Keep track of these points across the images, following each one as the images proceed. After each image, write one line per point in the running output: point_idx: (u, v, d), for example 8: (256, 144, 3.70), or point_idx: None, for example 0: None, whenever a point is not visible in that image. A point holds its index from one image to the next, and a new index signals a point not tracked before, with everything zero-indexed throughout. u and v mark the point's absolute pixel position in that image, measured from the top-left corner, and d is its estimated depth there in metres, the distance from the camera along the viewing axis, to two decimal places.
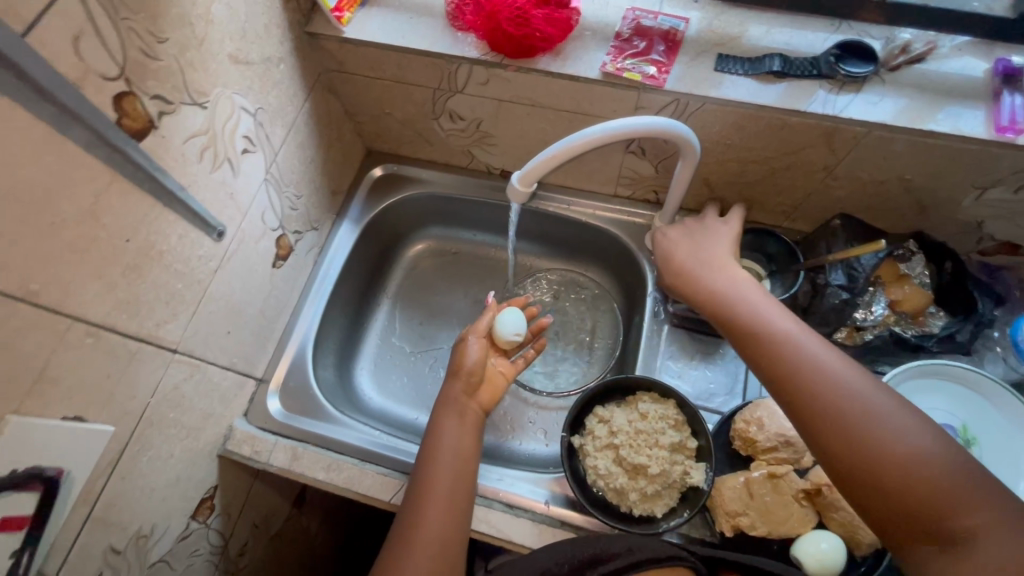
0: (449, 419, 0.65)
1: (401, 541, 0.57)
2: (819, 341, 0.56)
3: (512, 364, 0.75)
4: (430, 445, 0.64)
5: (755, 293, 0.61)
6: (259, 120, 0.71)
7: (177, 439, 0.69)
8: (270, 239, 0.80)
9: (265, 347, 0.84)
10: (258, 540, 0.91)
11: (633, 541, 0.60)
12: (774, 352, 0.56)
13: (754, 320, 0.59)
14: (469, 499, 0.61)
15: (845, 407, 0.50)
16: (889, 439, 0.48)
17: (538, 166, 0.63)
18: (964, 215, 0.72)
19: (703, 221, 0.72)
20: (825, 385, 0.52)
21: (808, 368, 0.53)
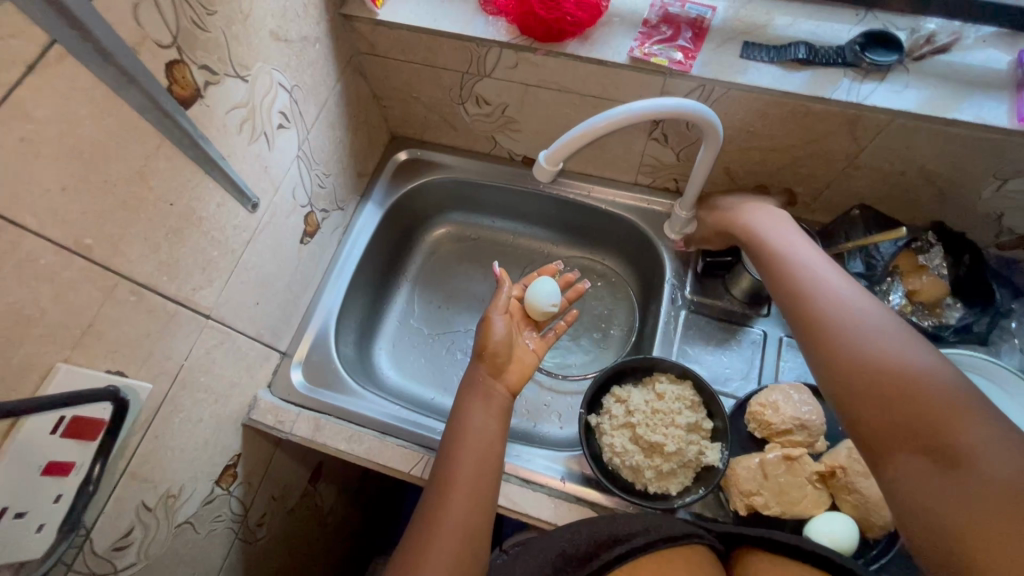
0: (476, 396, 0.67)
1: (427, 523, 0.59)
2: (843, 280, 0.60)
3: (540, 344, 0.76)
4: (457, 430, 0.65)
5: (789, 241, 0.66)
6: (294, 96, 0.74)
7: (206, 404, 0.71)
8: (300, 215, 0.82)
9: (290, 321, 0.86)
10: (275, 511, 0.93)
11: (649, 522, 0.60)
12: (802, 285, 0.61)
13: (782, 260, 0.65)
14: (493, 480, 0.63)
15: (857, 327, 0.54)
16: (894, 357, 0.50)
17: (569, 142, 0.64)
18: (984, 207, 0.73)
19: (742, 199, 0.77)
20: (838, 311, 0.56)
21: (831, 298, 0.58)
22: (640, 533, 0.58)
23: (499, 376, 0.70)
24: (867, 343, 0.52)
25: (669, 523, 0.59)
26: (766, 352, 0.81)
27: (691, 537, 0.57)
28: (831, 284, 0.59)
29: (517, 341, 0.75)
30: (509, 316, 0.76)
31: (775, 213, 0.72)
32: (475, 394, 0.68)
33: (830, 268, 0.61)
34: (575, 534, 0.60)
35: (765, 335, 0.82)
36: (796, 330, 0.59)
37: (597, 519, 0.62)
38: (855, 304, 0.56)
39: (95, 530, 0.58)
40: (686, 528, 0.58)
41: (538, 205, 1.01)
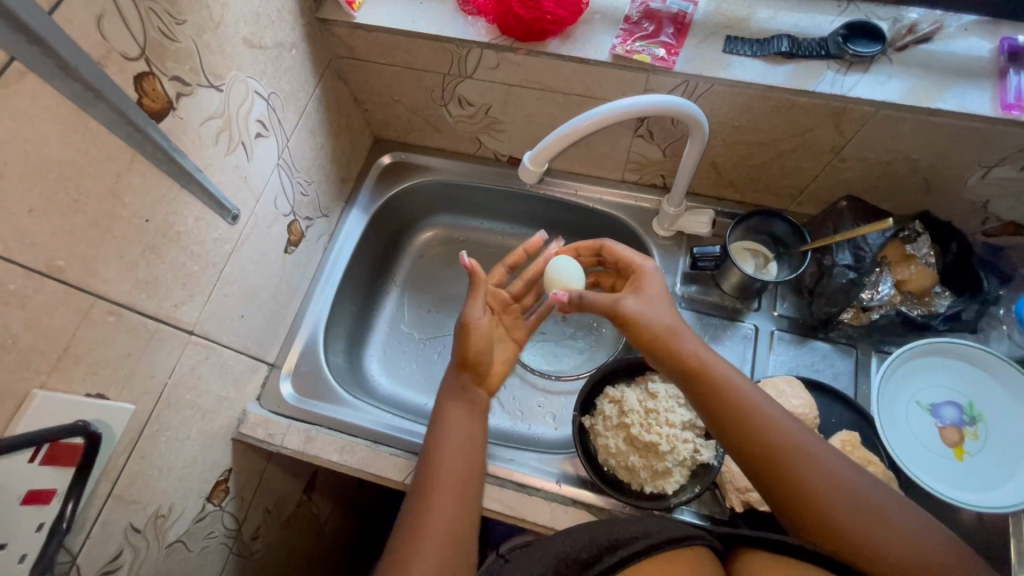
0: (456, 409, 0.67)
1: (407, 542, 0.56)
2: (775, 409, 0.58)
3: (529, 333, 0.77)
4: (439, 438, 0.64)
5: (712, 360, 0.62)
6: (272, 104, 0.72)
7: (193, 421, 0.70)
8: (283, 224, 0.80)
9: (278, 332, 0.85)
10: (270, 524, 0.93)
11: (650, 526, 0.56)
12: (745, 421, 0.57)
13: (716, 388, 0.60)
14: (474, 492, 0.62)
15: (814, 472, 0.53)
16: (854, 500, 0.52)
17: (549, 145, 0.61)
18: (969, 195, 0.73)
19: (647, 285, 0.68)
20: (815, 475, 0.53)
21: (778, 436, 0.56)
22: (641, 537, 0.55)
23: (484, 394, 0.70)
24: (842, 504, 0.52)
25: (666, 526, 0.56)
26: (757, 346, 0.81)
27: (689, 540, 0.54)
28: (792, 434, 0.56)
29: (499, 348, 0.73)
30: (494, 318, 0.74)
31: (667, 304, 0.66)
32: (451, 405, 0.67)
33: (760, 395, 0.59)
34: (578, 538, 0.58)
35: (756, 329, 0.82)
36: (757, 471, 0.56)
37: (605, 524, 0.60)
38: (816, 453, 0.55)
39: (81, 556, 0.57)
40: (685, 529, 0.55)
41: (525, 205, 1.00)
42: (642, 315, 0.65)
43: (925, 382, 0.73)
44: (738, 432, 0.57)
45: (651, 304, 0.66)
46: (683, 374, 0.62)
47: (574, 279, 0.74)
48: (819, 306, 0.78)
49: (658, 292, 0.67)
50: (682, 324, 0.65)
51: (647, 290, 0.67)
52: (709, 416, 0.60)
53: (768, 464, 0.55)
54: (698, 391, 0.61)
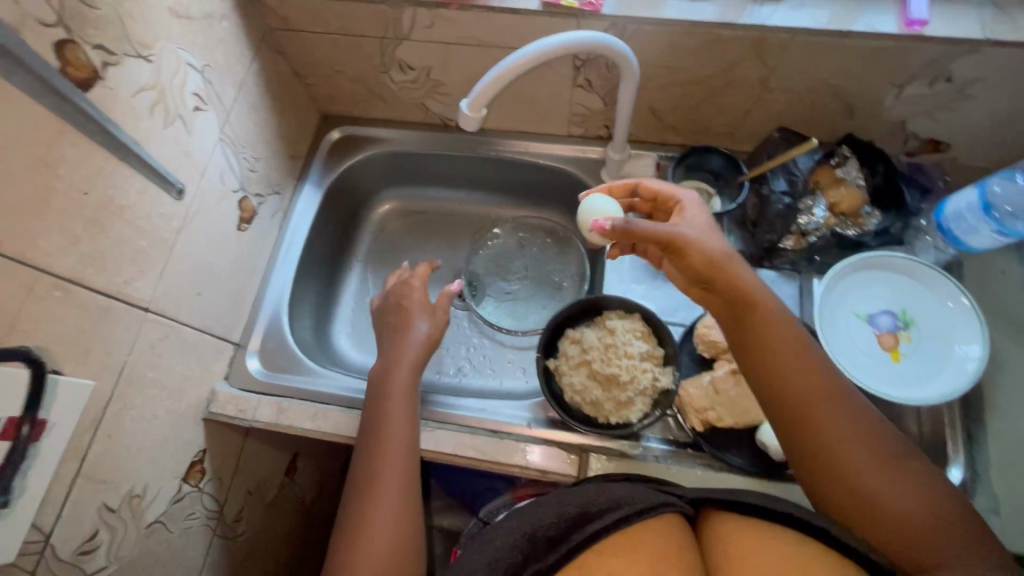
0: (396, 410, 0.70)
1: (356, 535, 0.62)
2: (815, 353, 0.58)
3: (439, 300, 0.82)
4: (380, 439, 0.68)
5: (765, 296, 0.60)
6: (207, 77, 0.71)
7: (159, 400, 0.70)
8: (232, 201, 0.80)
9: (240, 312, 0.85)
10: (253, 505, 0.93)
11: (623, 495, 0.52)
12: (783, 357, 0.57)
13: (760, 323, 0.59)
14: (417, 487, 0.67)
15: (836, 413, 0.54)
16: (870, 447, 0.52)
17: (486, 86, 0.62)
18: (889, 115, 0.77)
19: (686, 212, 0.65)
20: (838, 416, 0.54)
21: (813, 374, 0.56)
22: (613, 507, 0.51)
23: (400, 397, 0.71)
24: (858, 449, 0.52)
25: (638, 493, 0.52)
26: None
27: (662, 507, 0.51)
28: (827, 376, 0.56)
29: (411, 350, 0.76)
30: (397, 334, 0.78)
31: (715, 233, 0.63)
32: (382, 405, 0.71)
33: (804, 338, 0.59)
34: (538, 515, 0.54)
35: None
36: (781, 403, 0.56)
37: (578, 493, 0.57)
38: (845, 398, 0.55)
39: (54, 535, 0.56)
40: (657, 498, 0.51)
41: (478, 168, 1.02)
42: (698, 241, 0.61)
43: (861, 297, 0.78)
44: (772, 364, 0.57)
45: (701, 233, 0.62)
46: (729, 309, 0.61)
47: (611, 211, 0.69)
48: (761, 234, 0.82)
49: (707, 220, 0.64)
50: (738, 255, 0.62)
51: (692, 218, 0.64)
52: (744, 349, 0.60)
53: (800, 397, 0.55)
54: (740, 326, 0.60)
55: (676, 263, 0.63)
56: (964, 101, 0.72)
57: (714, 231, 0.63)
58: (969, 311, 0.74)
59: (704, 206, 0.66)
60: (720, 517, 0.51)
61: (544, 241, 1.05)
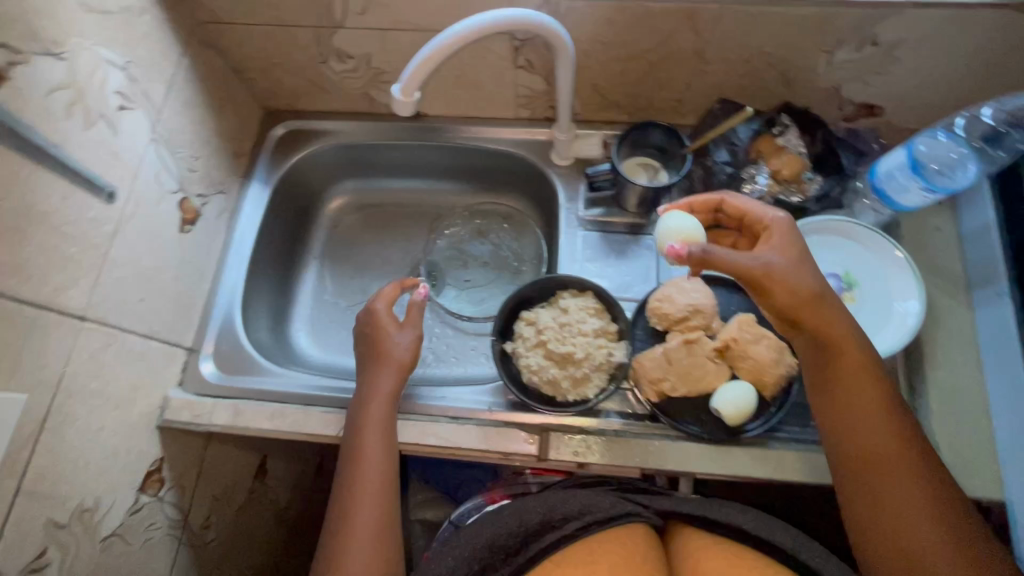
0: (370, 439, 0.70)
1: (334, 565, 0.64)
2: (893, 408, 0.61)
3: (410, 316, 0.78)
4: (353, 468, 0.68)
5: (856, 342, 0.62)
6: (131, 74, 0.69)
7: (105, 410, 0.68)
8: (171, 202, 0.77)
9: (190, 316, 0.83)
10: (221, 512, 0.92)
11: (585, 502, 0.63)
12: (859, 401, 0.61)
13: (840, 369, 0.62)
14: (393, 511, 0.69)
15: (898, 463, 0.59)
16: (923, 503, 0.57)
17: (417, 69, 0.61)
18: (823, 82, 0.79)
19: (774, 240, 0.64)
20: (900, 467, 0.59)
21: (885, 424, 0.60)
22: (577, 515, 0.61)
23: (370, 424, 0.70)
24: (911, 501, 0.57)
25: (604, 501, 0.63)
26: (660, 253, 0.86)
27: (628, 516, 0.62)
28: (900, 428, 0.60)
29: (388, 376, 0.73)
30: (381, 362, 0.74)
31: (808, 262, 0.63)
32: (358, 434, 0.70)
33: (884, 388, 0.62)
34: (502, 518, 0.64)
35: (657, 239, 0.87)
36: (847, 444, 0.61)
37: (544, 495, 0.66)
38: (913, 455, 0.59)
39: None
40: (620, 507, 0.62)
41: (430, 156, 1.01)
42: (788, 274, 0.61)
43: None
44: (848, 406, 0.61)
45: (795, 267, 0.62)
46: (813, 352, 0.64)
47: (694, 231, 0.68)
48: None
49: (798, 248, 0.64)
50: (828, 293, 0.62)
51: (781, 246, 0.64)
52: (823, 387, 0.63)
53: (863, 441, 0.60)
54: (821, 370, 0.63)
55: (756, 290, 0.63)
56: (892, 64, 0.74)
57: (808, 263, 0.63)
58: (904, 265, 0.77)
59: (795, 230, 0.65)
60: (685, 532, 0.63)
61: (501, 226, 1.04)
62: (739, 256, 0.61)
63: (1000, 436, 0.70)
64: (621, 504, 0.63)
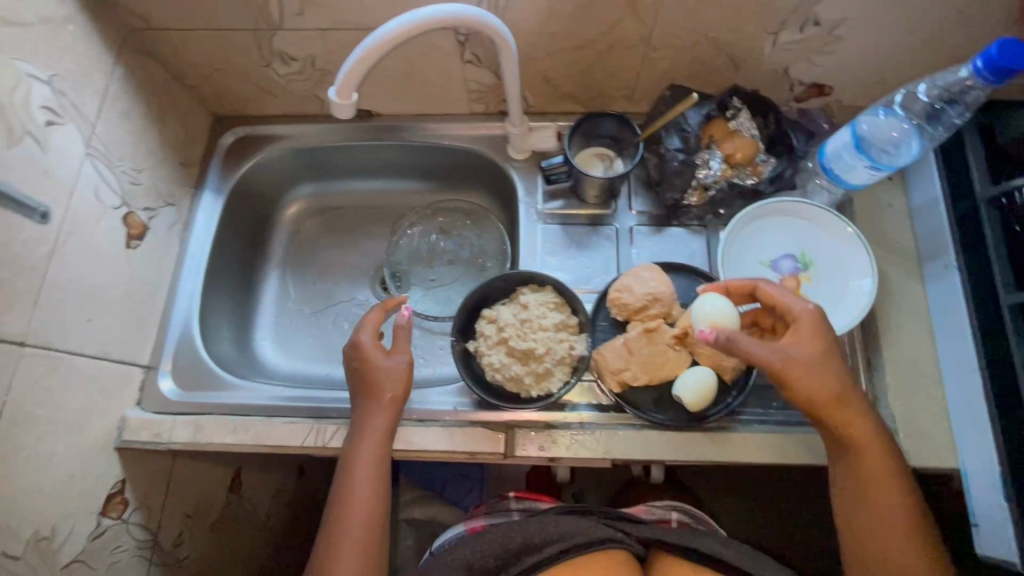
0: (359, 486, 0.68)
1: None
2: (905, 503, 0.62)
3: (398, 342, 0.74)
4: (341, 510, 0.68)
5: (880, 442, 0.62)
6: (58, 88, 0.66)
7: (57, 436, 0.66)
8: (115, 218, 0.75)
9: (145, 334, 0.81)
10: (194, 529, 0.88)
11: (572, 528, 0.67)
12: (872, 494, 0.62)
13: (859, 465, 0.62)
14: (379, 547, 0.68)
15: (894, 550, 0.61)
16: None
17: (352, 70, 0.59)
18: (770, 64, 0.79)
19: (800, 336, 0.63)
20: (895, 553, 0.61)
21: (892, 515, 0.61)
22: (560, 541, 0.66)
23: (359, 464, 0.69)
24: None
25: (583, 526, 0.68)
26: (620, 243, 0.86)
27: (611, 544, 0.67)
28: (905, 516, 0.62)
29: (376, 409, 0.71)
30: (375, 402, 0.71)
31: (829, 362, 0.62)
32: (349, 478, 0.69)
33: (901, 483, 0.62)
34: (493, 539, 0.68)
35: (618, 229, 0.87)
36: (849, 524, 0.63)
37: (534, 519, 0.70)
38: (911, 543, 0.61)
39: None
40: (601, 533, 0.67)
41: (387, 156, 0.99)
42: (806, 375, 0.61)
43: (762, 244, 0.81)
44: (860, 496, 0.62)
45: (815, 370, 0.61)
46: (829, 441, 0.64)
47: (724, 316, 0.68)
48: (666, 193, 0.83)
49: (823, 345, 0.63)
50: (851, 397, 0.62)
51: (807, 343, 0.63)
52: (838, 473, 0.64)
53: (866, 525, 0.62)
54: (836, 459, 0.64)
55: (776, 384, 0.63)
56: (836, 43, 0.74)
57: (830, 361, 0.62)
58: (857, 242, 0.77)
59: (825, 324, 0.64)
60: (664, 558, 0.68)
61: (464, 223, 1.03)
62: (761, 348, 0.62)
63: (953, 407, 0.72)
64: (602, 530, 0.67)
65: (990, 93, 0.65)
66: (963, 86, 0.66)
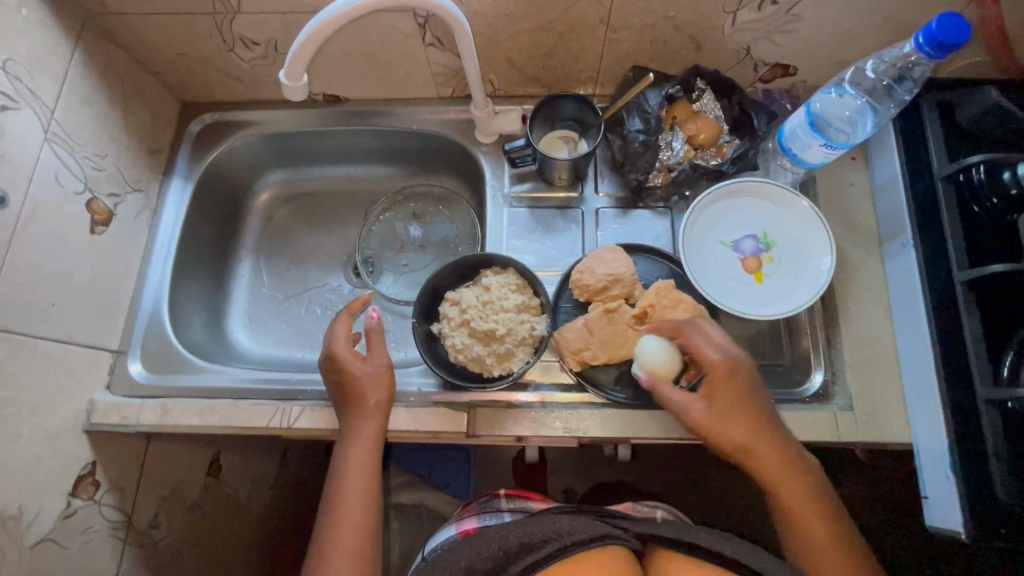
0: (354, 490, 0.70)
1: None
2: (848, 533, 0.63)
3: (374, 348, 0.75)
4: (333, 516, 0.69)
5: (811, 477, 0.64)
6: (12, 73, 0.67)
7: (22, 418, 0.67)
8: (78, 204, 0.76)
9: (114, 318, 0.82)
10: (173, 511, 0.88)
11: (564, 526, 0.64)
12: (815, 533, 0.62)
13: (801, 503, 0.63)
14: (374, 549, 0.69)
15: None
16: None
17: (298, 56, 0.60)
18: (731, 44, 0.79)
19: (715, 388, 0.64)
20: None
21: (840, 550, 0.62)
22: (551, 539, 0.63)
23: (349, 466, 0.70)
24: None
25: (581, 524, 0.65)
26: (586, 225, 0.87)
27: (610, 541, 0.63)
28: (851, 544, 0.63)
29: (361, 415, 0.71)
30: (361, 409, 0.72)
31: (749, 409, 0.64)
32: (343, 482, 0.70)
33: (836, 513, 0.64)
34: (486, 543, 0.66)
35: (584, 212, 0.87)
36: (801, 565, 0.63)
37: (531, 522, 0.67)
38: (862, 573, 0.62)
39: None
40: (598, 530, 0.64)
41: (358, 142, 0.99)
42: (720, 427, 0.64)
43: (724, 225, 0.81)
44: (807, 535, 0.62)
45: (731, 420, 0.64)
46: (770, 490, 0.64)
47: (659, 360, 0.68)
48: (629, 175, 0.83)
49: (744, 391, 0.64)
50: (777, 439, 0.64)
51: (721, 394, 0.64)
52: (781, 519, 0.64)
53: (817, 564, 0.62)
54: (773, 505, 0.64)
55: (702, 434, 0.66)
56: (795, 22, 0.74)
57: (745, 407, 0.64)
58: (817, 223, 0.78)
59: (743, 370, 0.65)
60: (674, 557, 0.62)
61: (437, 208, 1.03)
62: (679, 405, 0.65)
63: (907, 383, 0.73)
64: (599, 528, 0.64)
65: (933, 66, 0.67)
66: (908, 62, 0.68)
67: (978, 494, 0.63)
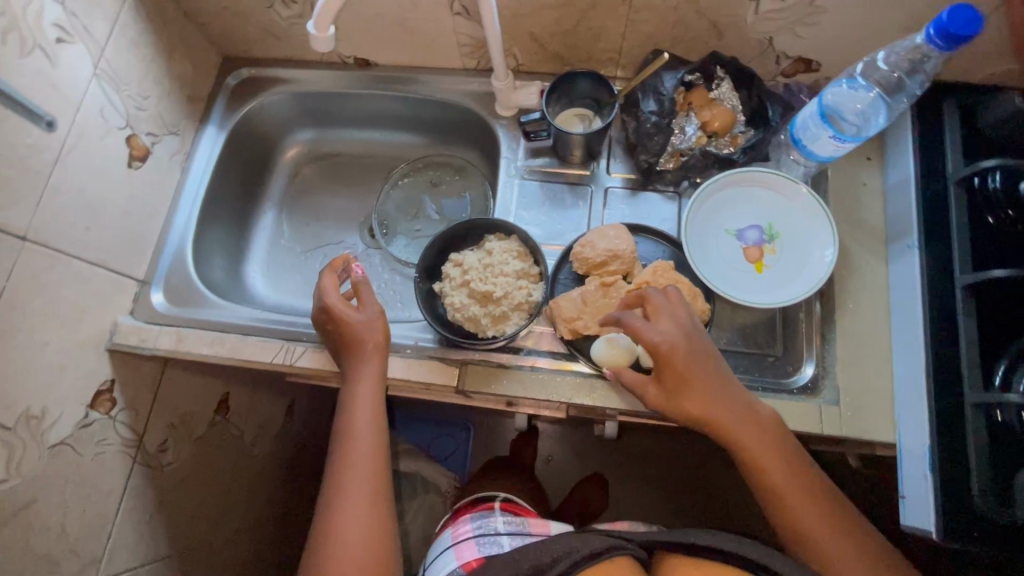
0: (364, 425, 0.74)
1: (326, 534, 0.68)
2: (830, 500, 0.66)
3: (364, 298, 0.78)
4: (344, 450, 0.73)
5: (789, 446, 0.67)
6: (70, 9, 0.73)
7: (52, 327, 0.73)
8: (119, 138, 0.81)
9: (143, 250, 0.88)
10: (181, 440, 0.94)
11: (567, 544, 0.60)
12: (797, 503, 0.65)
13: (781, 472, 0.65)
14: (385, 480, 0.73)
15: (840, 553, 0.63)
16: None
17: (327, 7, 0.63)
18: (754, 33, 0.79)
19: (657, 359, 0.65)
20: (840, 553, 0.63)
21: (825, 518, 0.64)
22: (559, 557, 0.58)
23: (352, 405, 0.74)
24: None
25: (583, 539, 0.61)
26: (594, 203, 0.88)
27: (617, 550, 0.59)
28: (835, 510, 0.65)
29: (361, 359, 0.75)
30: (357, 353, 0.75)
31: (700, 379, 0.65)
32: (350, 420, 0.74)
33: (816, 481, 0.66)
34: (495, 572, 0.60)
35: (594, 190, 0.89)
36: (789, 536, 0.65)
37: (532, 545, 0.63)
38: (851, 539, 0.64)
39: None
40: (604, 541, 0.60)
41: (384, 106, 1.03)
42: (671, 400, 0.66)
43: (730, 212, 0.82)
44: (791, 506, 0.65)
45: (683, 392, 0.65)
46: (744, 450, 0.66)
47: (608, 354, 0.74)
48: (641, 157, 0.84)
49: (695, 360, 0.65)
50: (734, 400, 0.66)
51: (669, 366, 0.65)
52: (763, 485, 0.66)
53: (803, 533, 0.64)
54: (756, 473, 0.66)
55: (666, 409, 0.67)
56: (820, 14, 0.74)
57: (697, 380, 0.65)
58: (821, 216, 0.79)
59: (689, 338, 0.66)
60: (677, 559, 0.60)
61: (454, 177, 1.06)
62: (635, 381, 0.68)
63: (898, 383, 0.73)
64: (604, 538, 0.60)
65: (946, 60, 0.68)
66: (920, 55, 0.69)
67: (953, 496, 0.63)
